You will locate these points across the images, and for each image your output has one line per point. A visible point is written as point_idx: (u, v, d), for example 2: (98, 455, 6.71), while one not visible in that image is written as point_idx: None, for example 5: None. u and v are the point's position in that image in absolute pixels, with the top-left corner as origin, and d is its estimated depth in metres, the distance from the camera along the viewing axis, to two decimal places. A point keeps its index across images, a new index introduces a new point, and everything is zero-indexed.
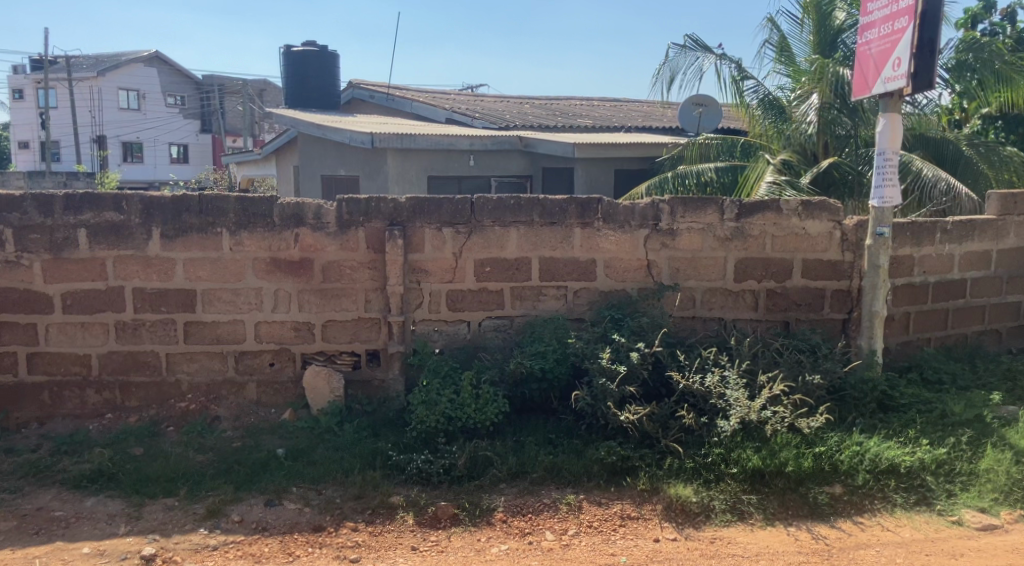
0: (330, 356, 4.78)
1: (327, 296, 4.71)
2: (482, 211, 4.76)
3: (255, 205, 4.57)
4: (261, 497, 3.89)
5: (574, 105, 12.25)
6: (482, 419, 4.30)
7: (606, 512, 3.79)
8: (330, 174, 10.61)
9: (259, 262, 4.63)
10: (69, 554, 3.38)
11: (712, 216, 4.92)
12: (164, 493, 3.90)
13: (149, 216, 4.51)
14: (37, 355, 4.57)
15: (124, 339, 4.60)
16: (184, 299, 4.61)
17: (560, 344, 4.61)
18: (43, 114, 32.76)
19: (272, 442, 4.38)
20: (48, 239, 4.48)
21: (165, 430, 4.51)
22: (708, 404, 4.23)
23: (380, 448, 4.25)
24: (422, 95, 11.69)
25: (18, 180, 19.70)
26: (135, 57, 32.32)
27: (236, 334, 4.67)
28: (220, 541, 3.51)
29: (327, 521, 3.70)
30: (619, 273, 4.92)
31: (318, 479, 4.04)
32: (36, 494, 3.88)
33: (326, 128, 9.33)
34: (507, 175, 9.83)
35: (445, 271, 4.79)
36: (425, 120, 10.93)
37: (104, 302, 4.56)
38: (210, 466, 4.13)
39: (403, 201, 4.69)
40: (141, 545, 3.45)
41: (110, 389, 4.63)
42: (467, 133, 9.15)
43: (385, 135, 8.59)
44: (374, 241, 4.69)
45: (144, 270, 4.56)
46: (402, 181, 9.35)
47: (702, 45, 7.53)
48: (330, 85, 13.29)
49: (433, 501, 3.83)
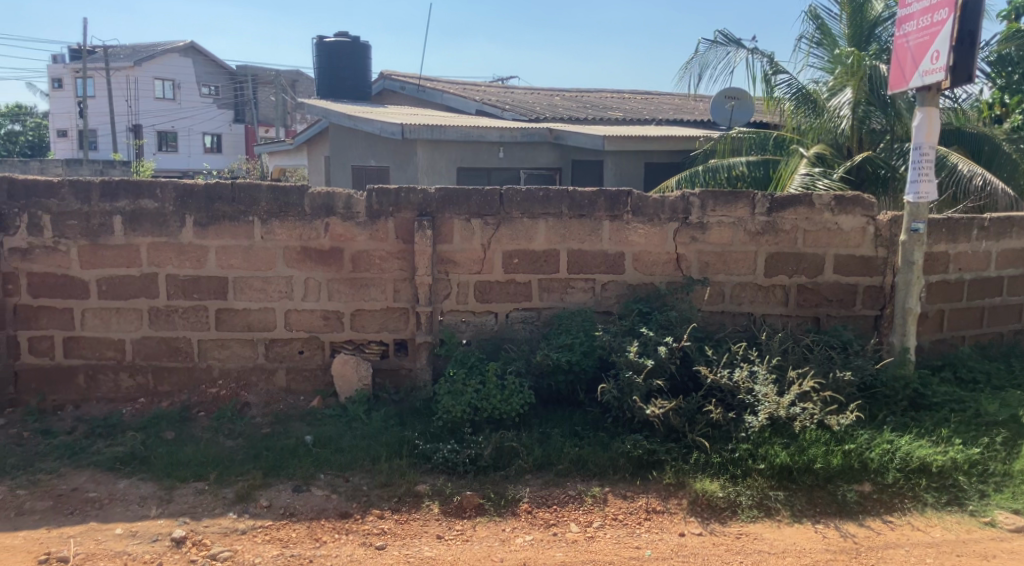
0: (358, 345, 4.80)
1: (356, 286, 4.74)
2: (511, 203, 4.75)
3: (287, 194, 4.59)
4: (289, 483, 4.02)
5: (605, 97, 12.15)
6: (508, 410, 4.36)
7: (631, 505, 3.82)
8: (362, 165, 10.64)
9: (289, 250, 4.66)
10: (103, 534, 3.55)
11: (744, 210, 4.84)
12: (195, 477, 4.03)
13: (184, 204, 4.53)
14: (72, 339, 4.57)
15: (157, 325, 4.61)
16: (217, 287, 4.63)
17: (588, 337, 4.63)
18: (82, 105, 33.36)
19: (301, 428, 4.47)
20: (84, 225, 4.48)
21: (196, 415, 4.56)
22: (735, 400, 4.24)
23: (407, 438, 4.34)
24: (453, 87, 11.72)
25: (58, 169, 20.19)
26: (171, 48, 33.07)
27: (267, 322, 4.70)
28: (248, 526, 3.64)
29: (354, 508, 3.80)
30: (648, 267, 4.86)
31: (345, 466, 4.15)
32: (71, 475, 4.03)
33: (358, 119, 9.30)
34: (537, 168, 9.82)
35: (473, 262, 4.80)
36: (456, 112, 10.93)
37: (138, 288, 4.57)
38: (240, 452, 4.25)
39: (433, 193, 4.71)
40: (172, 528, 3.61)
41: (143, 374, 4.65)
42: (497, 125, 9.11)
43: (416, 126, 8.49)
44: (403, 233, 4.72)
45: (178, 257, 4.57)
46: (432, 172, 9.36)
47: (733, 39, 7.42)
48: (360, 77, 13.30)
49: (458, 490, 3.91)
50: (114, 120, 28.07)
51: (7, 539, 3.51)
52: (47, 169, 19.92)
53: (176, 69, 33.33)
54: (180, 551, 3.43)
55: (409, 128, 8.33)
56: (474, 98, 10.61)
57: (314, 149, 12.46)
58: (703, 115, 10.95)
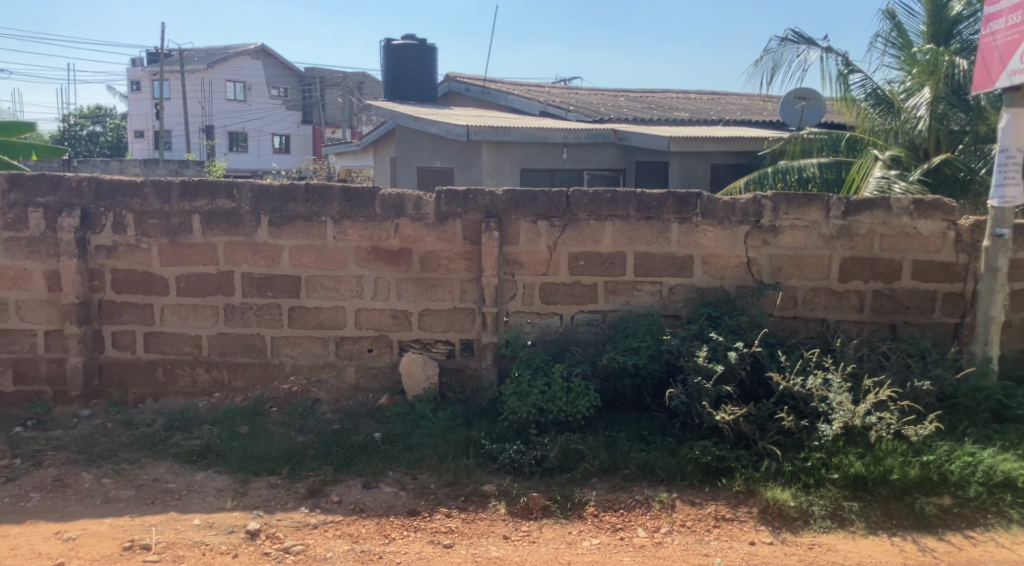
0: (425, 344, 4.85)
1: (424, 286, 4.79)
2: (578, 204, 4.72)
3: (359, 195, 4.67)
4: (358, 479, 4.08)
5: (670, 98, 12.04)
6: (574, 413, 4.36)
7: (699, 512, 3.77)
8: (427, 166, 10.73)
9: (360, 250, 4.73)
10: (182, 524, 3.66)
11: (818, 213, 4.74)
12: (268, 471, 4.13)
13: (259, 204, 4.64)
14: (152, 334, 4.72)
15: (232, 322, 4.74)
16: (290, 285, 4.73)
17: (655, 341, 4.57)
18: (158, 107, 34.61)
19: (370, 425, 4.53)
20: (165, 224, 4.62)
21: (269, 410, 4.68)
22: (808, 407, 4.15)
23: (473, 437, 4.37)
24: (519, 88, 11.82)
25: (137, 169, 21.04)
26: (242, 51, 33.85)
27: (338, 320, 4.79)
28: (319, 520, 3.71)
29: (422, 505, 3.84)
30: (718, 270, 4.80)
31: (413, 464, 4.20)
32: (151, 465, 4.17)
33: (424, 121, 9.38)
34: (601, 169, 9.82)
35: (539, 264, 4.80)
36: (520, 112, 11.02)
37: (215, 286, 4.70)
38: (311, 447, 4.34)
39: (500, 194, 4.72)
40: (246, 520, 3.70)
41: (218, 369, 4.77)
42: (562, 125, 9.10)
43: (481, 127, 8.55)
44: (471, 234, 4.75)
45: (253, 256, 4.69)
46: (496, 173, 9.39)
47: (805, 38, 7.26)
48: (426, 79, 13.41)
49: (525, 491, 3.91)
50: (185, 120, 28.96)
51: (93, 525, 3.65)
52: (125, 169, 20.76)
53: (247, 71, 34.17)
54: (255, 543, 3.51)
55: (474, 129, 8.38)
56: (539, 100, 10.69)
57: (379, 151, 12.64)
58: (768, 115, 10.75)
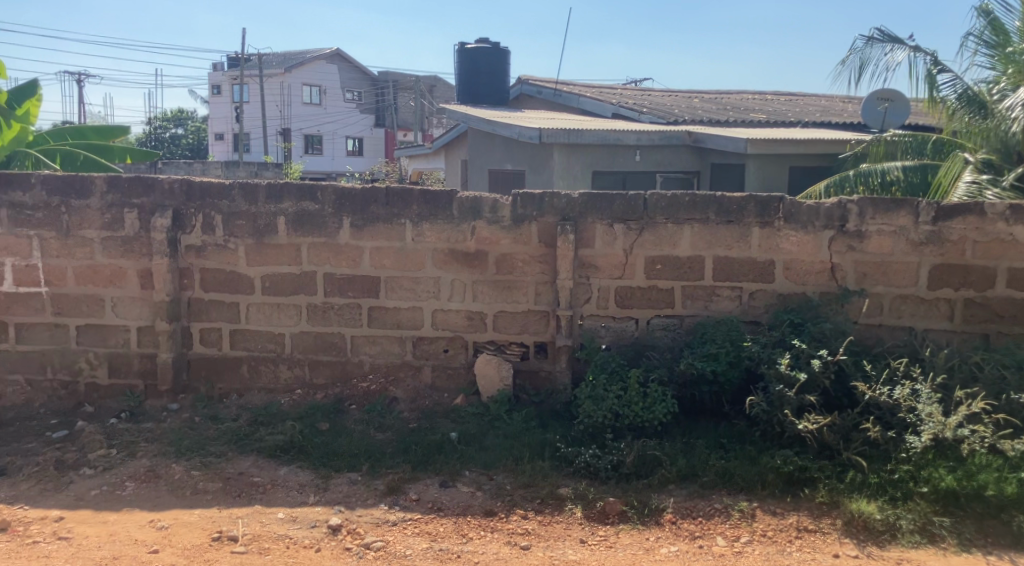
0: (499, 346, 4.87)
1: (500, 288, 4.81)
2: (656, 207, 4.69)
3: (437, 198, 4.72)
4: (436, 478, 4.13)
5: (742, 99, 11.83)
6: (651, 418, 4.32)
7: (780, 523, 3.69)
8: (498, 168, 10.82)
9: (438, 252, 4.79)
10: (268, 517, 3.76)
11: (906, 219, 4.60)
12: (348, 467, 4.21)
13: (341, 206, 4.74)
14: (238, 331, 4.86)
15: (314, 321, 4.85)
16: (370, 285, 4.82)
17: (734, 347, 4.50)
18: (236, 110, 35.88)
19: (446, 425, 4.58)
20: (252, 225, 4.75)
21: (348, 408, 4.78)
22: (896, 418, 4.04)
23: (549, 440, 4.38)
24: (592, 89, 11.89)
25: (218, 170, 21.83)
26: (320, 56, 34.71)
27: (415, 321, 4.85)
28: (398, 518, 3.76)
29: (499, 506, 3.86)
30: (800, 276, 4.70)
31: (489, 465, 4.23)
32: (237, 459, 4.30)
33: (495, 124, 9.47)
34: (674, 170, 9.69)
35: (616, 268, 4.77)
36: (592, 115, 11.12)
37: (298, 285, 4.82)
38: (390, 445, 4.41)
39: (576, 197, 4.70)
40: (328, 515, 3.78)
41: (300, 366, 4.89)
42: (636, 128, 9.06)
43: (553, 131, 8.60)
44: (547, 236, 4.75)
45: (334, 256, 4.79)
46: (567, 177, 9.39)
47: (892, 37, 7.06)
48: (499, 83, 13.49)
49: (601, 495, 3.90)
50: (264, 123, 29.92)
51: (184, 516, 3.77)
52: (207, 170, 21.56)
53: (324, 76, 35.17)
54: (336, 538, 3.58)
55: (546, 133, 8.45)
56: (611, 102, 10.77)
57: (450, 152, 12.79)
58: (849, 117, 10.46)
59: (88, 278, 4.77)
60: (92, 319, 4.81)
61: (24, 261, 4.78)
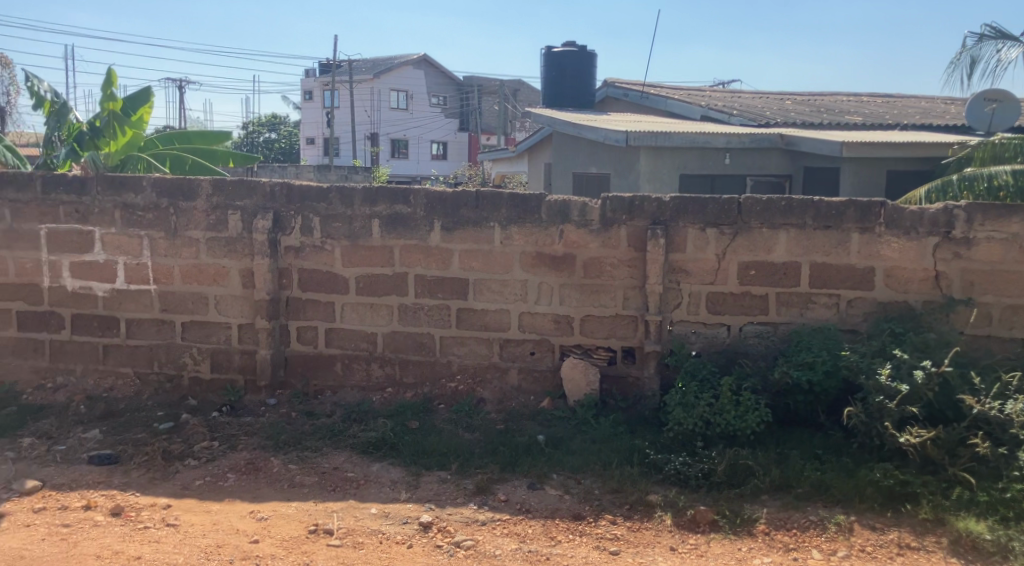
0: (586, 350, 4.85)
1: (588, 292, 4.81)
2: (750, 212, 4.61)
3: (527, 201, 4.76)
4: (524, 479, 4.16)
5: (839, 102, 11.55)
6: (743, 427, 4.24)
7: (880, 538, 3.54)
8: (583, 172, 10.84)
9: (526, 255, 4.82)
10: (361, 512, 3.85)
11: (1018, 226, 4.40)
12: (438, 466, 4.29)
13: (432, 210, 4.82)
14: (332, 330, 5.01)
15: (405, 321, 4.95)
16: (459, 287, 4.89)
17: (832, 356, 4.37)
18: (328, 115, 37.09)
19: (533, 428, 4.61)
20: (347, 228, 4.90)
21: (436, 407, 4.86)
22: (1007, 435, 3.85)
23: (637, 446, 4.36)
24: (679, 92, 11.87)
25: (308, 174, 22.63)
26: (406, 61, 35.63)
27: (502, 323, 4.90)
28: (487, 518, 3.80)
29: (587, 511, 3.86)
30: (901, 284, 4.55)
31: (577, 468, 4.23)
32: (331, 454, 4.42)
33: (581, 127, 9.55)
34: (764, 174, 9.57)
35: (707, 273, 4.71)
36: (678, 116, 11.08)
37: (390, 286, 4.93)
38: (478, 445, 4.47)
39: (667, 200, 4.66)
40: (419, 512, 3.84)
41: (390, 365, 5.00)
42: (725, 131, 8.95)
43: (641, 133, 8.61)
44: (636, 240, 4.71)
45: (425, 258, 4.88)
46: (654, 179, 9.41)
47: (1006, 33, 6.75)
48: (583, 84, 13.49)
49: (691, 504, 3.85)
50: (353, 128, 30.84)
51: (282, 508, 3.90)
52: (299, 173, 22.43)
53: (410, 80, 36.05)
54: (428, 536, 3.64)
55: (633, 136, 8.51)
56: (700, 104, 10.73)
57: (534, 156, 12.92)
58: (950, 119, 10.03)
59: (192, 276, 4.99)
60: (196, 316, 5.03)
61: (134, 260, 5.04)
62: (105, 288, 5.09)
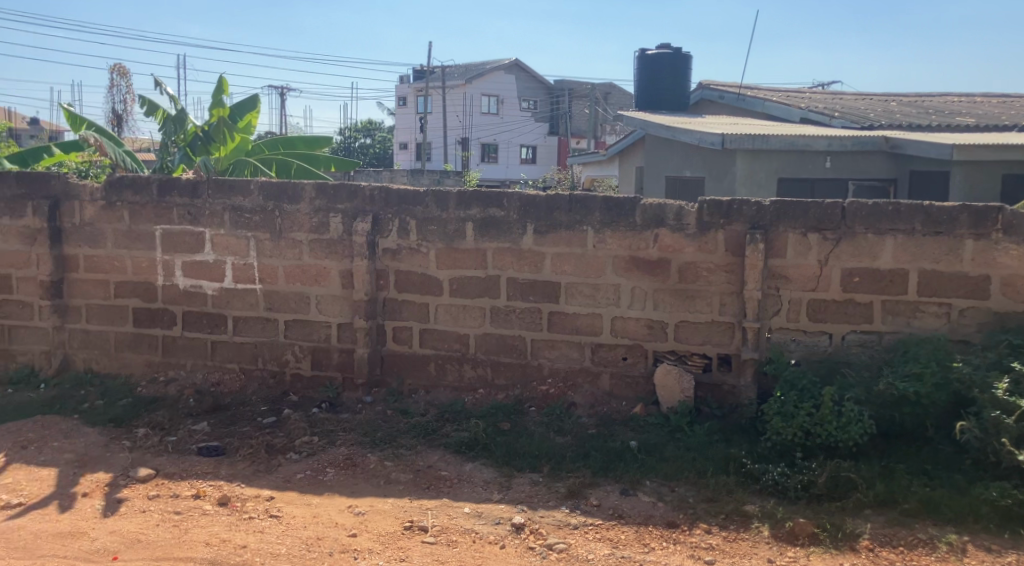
0: (681, 356, 4.79)
1: (682, 297, 4.75)
2: (855, 217, 4.47)
3: (621, 205, 4.74)
4: (616, 485, 4.13)
5: (948, 102, 11.05)
6: (845, 439, 4.07)
7: (998, 560, 3.33)
8: (676, 176, 10.72)
9: (619, 259, 4.80)
10: (455, 511, 3.91)
11: None
12: (530, 468, 4.31)
13: (526, 213, 4.86)
14: (426, 331, 5.11)
15: (497, 323, 5.01)
16: (551, 291, 4.91)
17: (942, 368, 4.19)
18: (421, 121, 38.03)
19: (625, 433, 4.57)
20: (442, 230, 4.99)
21: (528, 409, 4.89)
22: None
23: (733, 455, 4.26)
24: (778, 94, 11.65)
25: (400, 178, 23.25)
26: (499, 66, 36.33)
27: (595, 327, 4.89)
28: (580, 521, 3.78)
29: (681, 519, 3.79)
30: (1020, 294, 4.32)
31: (671, 476, 4.17)
32: (425, 453, 4.50)
33: (675, 131, 9.48)
34: (868, 179, 9.27)
35: (808, 279, 4.59)
36: (779, 119, 10.88)
37: (483, 288, 4.99)
38: (570, 449, 4.47)
39: (767, 205, 4.57)
40: (512, 513, 3.86)
41: (483, 366, 5.06)
42: (825, 134, 8.72)
43: (738, 136, 8.44)
44: (734, 245, 4.63)
45: (517, 261, 4.92)
46: (750, 182, 9.21)
47: None
48: (677, 87, 13.35)
49: (790, 516, 3.72)
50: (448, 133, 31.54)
51: (379, 503, 4.00)
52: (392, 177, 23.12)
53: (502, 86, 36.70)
54: (520, 537, 3.65)
55: (730, 138, 8.39)
56: (800, 106, 10.44)
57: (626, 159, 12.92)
58: None
59: (295, 277, 5.19)
60: (297, 315, 5.22)
61: (242, 260, 5.27)
62: (214, 287, 5.34)
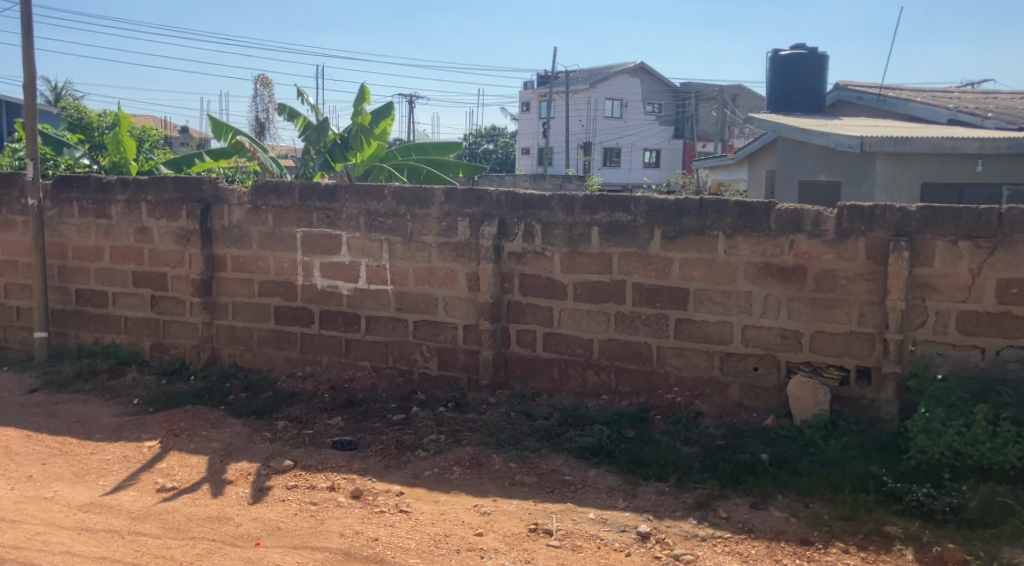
0: (816, 367, 4.62)
1: (819, 306, 4.57)
2: (1013, 224, 4.17)
3: (754, 210, 4.61)
4: (746, 498, 3.99)
5: None
6: (1001, 461, 3.79)
7: None
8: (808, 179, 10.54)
9: (751, 266, 4.67)
10: (580, 516, 3.89)
11: None
12: (655, 477, 4.24)
13: (653, 217, 4.81)
14: (550, 335, 5.13)
15: (622, 329, 4.97)
16: (678, 297, 4.83)
17: None
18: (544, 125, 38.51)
19: (755, 446, 4.43)
20: (567, 234, 5.01)
21: (653, 417, 4.83)
22: None
23: (873, 472, 4.02)
24: (922, 94, 11.08)
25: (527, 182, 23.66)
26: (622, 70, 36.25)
27: (723, 335, 4.77)
28: (707, 534, 3.68)
29: (815, 536, 3.60)
30: None
31: (804, 491, 3.98)
32: (549, 456, 4.52)
33: (810, 131, 9.17)
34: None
35: (958, 290, 4.32)
36: (924, 120, 10.31)
37: (609, 293, 4.98)
38: (696, 459, 4.37)
39: (913, 211, 4.34)
40: (637, 522, 3.80)
41: (607, 372, 5.04)
42: (977, 135, 8.18)
43: (877, 139, 8.13)
44: (876, 252, 4.41)
45: (644, 266, 4.87)
46: (891, 187, 8.96)
47: None
48: (813, 87, 12.95)
49: (938, 540, 3.44)
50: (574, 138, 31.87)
51: (504, 505, 4.03)
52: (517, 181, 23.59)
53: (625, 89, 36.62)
54: (646, 546, 3.59)
55: (869, 142, 8.07)
56: (947, 107, 9.84)
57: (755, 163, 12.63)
58: None
59: (424, 279, 5.34)
60: (426, 316, 5.37)
61: (375, 262, 5.47)
62: (349, 287, 5.56)
